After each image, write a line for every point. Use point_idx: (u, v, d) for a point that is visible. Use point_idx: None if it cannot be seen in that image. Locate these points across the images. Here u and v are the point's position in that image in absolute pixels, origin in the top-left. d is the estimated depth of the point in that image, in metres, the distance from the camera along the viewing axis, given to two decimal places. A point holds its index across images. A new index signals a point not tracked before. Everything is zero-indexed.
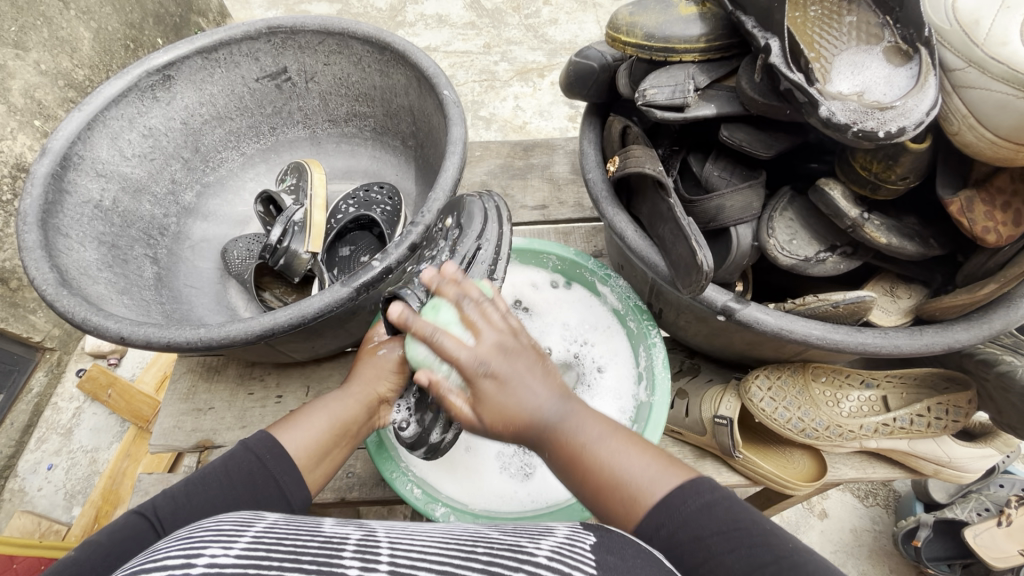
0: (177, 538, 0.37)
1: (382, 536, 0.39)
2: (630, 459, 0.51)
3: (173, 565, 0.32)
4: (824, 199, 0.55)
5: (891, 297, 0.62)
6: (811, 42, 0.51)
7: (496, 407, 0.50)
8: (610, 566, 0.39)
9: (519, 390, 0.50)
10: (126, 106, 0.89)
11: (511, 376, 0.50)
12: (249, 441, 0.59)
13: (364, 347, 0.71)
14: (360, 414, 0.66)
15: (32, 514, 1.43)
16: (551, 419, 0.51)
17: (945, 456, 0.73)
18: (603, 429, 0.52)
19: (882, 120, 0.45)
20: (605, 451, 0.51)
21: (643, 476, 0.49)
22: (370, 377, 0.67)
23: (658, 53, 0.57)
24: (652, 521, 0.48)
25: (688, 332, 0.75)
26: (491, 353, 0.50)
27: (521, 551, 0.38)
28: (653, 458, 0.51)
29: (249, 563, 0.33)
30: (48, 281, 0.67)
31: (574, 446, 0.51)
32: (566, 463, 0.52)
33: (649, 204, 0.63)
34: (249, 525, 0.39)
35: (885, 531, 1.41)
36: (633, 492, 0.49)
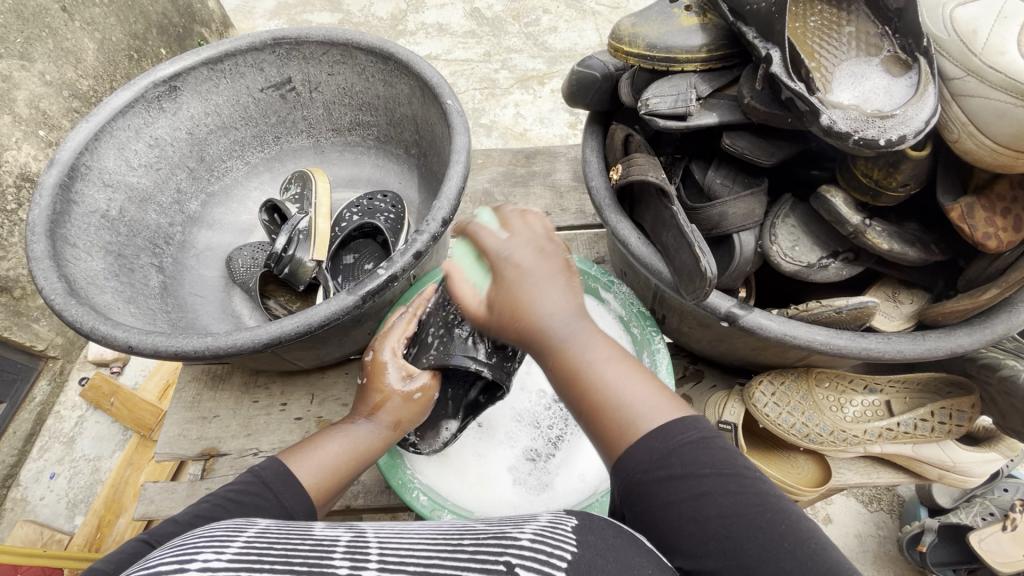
0: (171, 545, 0.38)
1: (371, 536, 0.39)
2: (630, 387, 0.44)
3: (165, 571, 0.32)
4: (827, 206, 0.55)
5: (893, 302, 0.62)
6: (811, 52, 0.52)
7: (510, 284, 0.47)
8: (591, 544, 0.38)
9: (528, 275, 0.47)
10: (133, 116, 0.90)
11: (532, 273, 0.47)
12: (263, 466, 0.58)
13: (388, 379, 0.66)
14: (381, 447, 0.66)
15: (35, 523, 1.42)
16: (560, 330, 0.46)
17: (950, 461, 0.73)
18: (609, 353, 0.46)
19: (882, 129, 0.46)
20: (601, 372, 0.45)
21: (637, 407, 0.43)
22: (395, 416, 0.65)
23: (659, 63, 0.57)
24: (644, 450, 0.42)
25: (692, 337, 0.76)
26: (523, 245, 0.48)
27: (505, 536, 0.39)
28: (655, 387, 0.45)
29: (242, 565, 0.33)
30: (56, 290, 0.67)
31: (576, 363, 0.46)
32: (560, 375, 0.46)
33: (652, 211, 0.64)
34: (240, 530, 0.39)
35: (889, 536, 1.41)
36: (623, 421, 0.43)
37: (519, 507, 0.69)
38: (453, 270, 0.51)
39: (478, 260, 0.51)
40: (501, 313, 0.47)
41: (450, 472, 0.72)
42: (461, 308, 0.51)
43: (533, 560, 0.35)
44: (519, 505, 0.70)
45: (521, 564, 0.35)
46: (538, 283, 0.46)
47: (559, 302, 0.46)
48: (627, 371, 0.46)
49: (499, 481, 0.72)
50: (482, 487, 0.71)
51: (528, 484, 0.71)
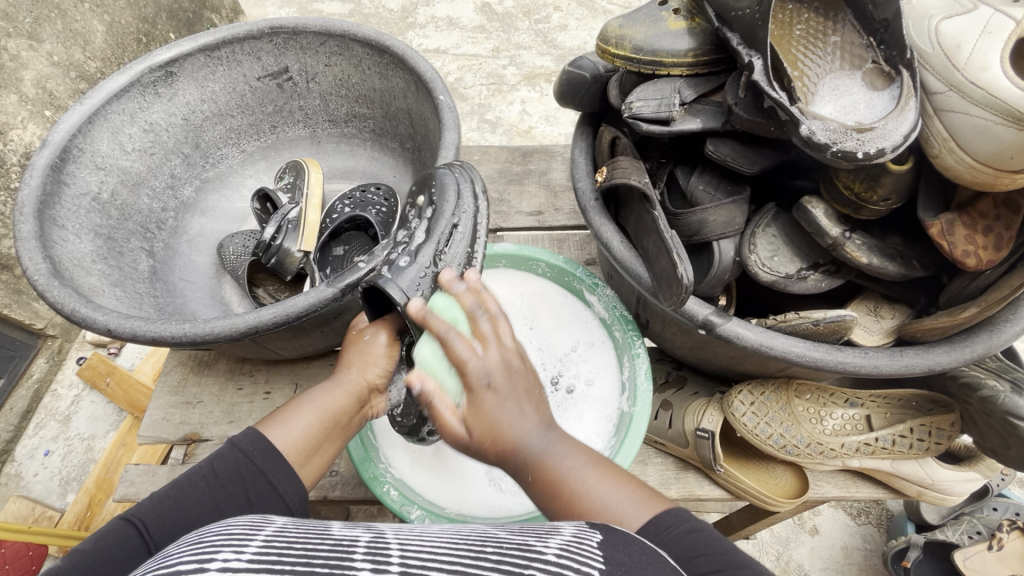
0: (187, 542, 0.38)
1: (390, 539, 0.40)
2: (607, 490, 0.49)
3: (185, 570, 0.32)
4: (807, 217, 0.54)
5: (874, 317, 0.62)
6: (794, 60, 0.51)
7: (482, 415, 0.49)
8: (620, 562, 0.39)
9: (498, 413, 0.49)
10: (128, 100, 0.90)
11: (504, 395, 0.50)
12: (236, 437, 0.60)
13: (352, 334, 0.70)
14: (349, 404, 0.65)
15: (28, 499, 1.45)
16: (535, 450, 0.50)
17: (928, 478, 0.73)
18: (582, 461, 0.51)
19: (861, 141, 0.45)
20: (584, 484, 0.50)
21: (618, 506, 0.48)
22: (354, 365, 0.66)
23: (645, 65, 0.57)
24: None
25: (674, 343, 0.75)
26: (494, 365, 0.50)
27: (530, 548, 0.39)
28: (629, 489, 0.50)
29: (262, 565, 0.34)
30: (40, 271, 0.68)
31: (556, 476, 0.50)
32: (545, 493, 0.50)
33: (635, 216, 0.64)
34: (257, 528, 0.40)
35: (876, 550, 1.41)
36: (610, 526, 0.48)
37: (490, 508, 0.69)
38: (428, 386, 0.51)
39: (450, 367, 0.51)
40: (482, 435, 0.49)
41: (423, 470, 0.72)
42: (436, 421, 0.51)
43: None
44: (492, 504, 0.70)
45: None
46: (505, 409, 0.49)
47: (526, 423, 0.50)
48: (598, 473, 0.51)
49: (472, 481, 0.71)
50: (454, 486, 0.71)
51: (501, 485, 0.71)
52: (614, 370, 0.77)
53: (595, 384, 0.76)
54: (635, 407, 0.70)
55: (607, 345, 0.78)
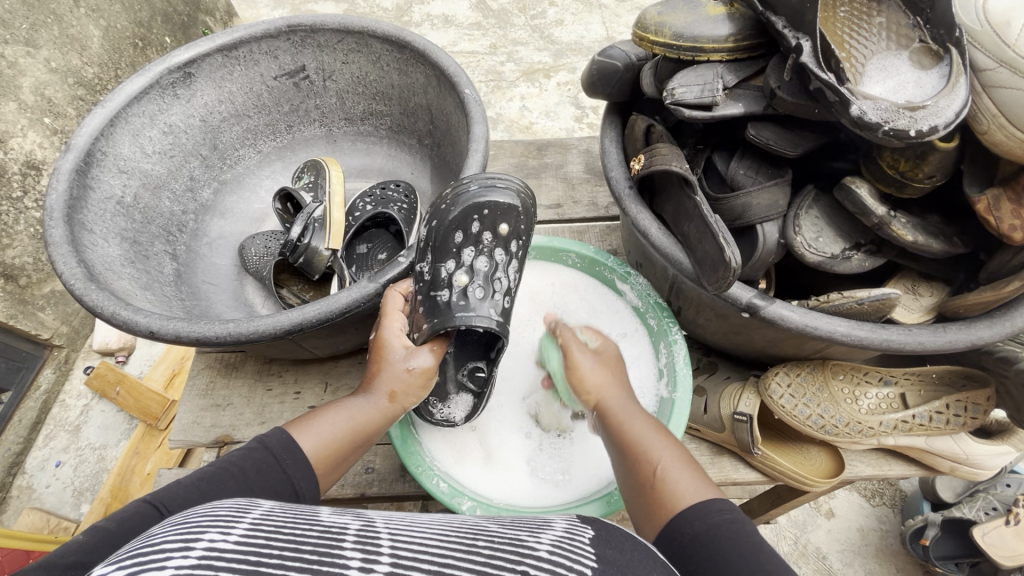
0: (172, 522, 0.38)
1: (380, 527, 0.40)
2: (676, 465, 0.54)
3: (169, 549, 0.33)
4: (851, 197, 0.55)
5: (913, 295, 0.62)
6: (842, 42, 0.51)
7: (603, 366, 0.65)
8: (610, 557, 0.41)
9: (609, 372, 0.65)
10: (147, 102, 0.89)
11: (609, 375, 0.64)
12: (268, 436, 0.59)
13: (388, 350, 0.65)
14: (379, 423, 0.64)
15: (41, 511, 1.43)
16: (618, 407, 0.62)
17: (963, 453, 0.74)
18: (659, 439, 0.57)
19: (913, 119, 0.46)
20: (655, 447, 0.56)
21: (684, 484, 0.52)
22: (394, 390, 0.63)
23: (685, 52, 0.57)
24: (688, 519, 0.49)
25: (708, 329, 0.76)
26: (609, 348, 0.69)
27: (522, 544, 0.41)
28: (701, 476, 0.53)
29: (249, 549, 0.34)
30: (76, 276, 0.67)
31: (631, 438, 0.58)
32: (623, 446, 0.58)
33: (673, 202, 0.64)
34: (244, 512, 0.40)
35: (892, 530, 1.43)
36: (674, 494, 0.52)
37: (537, 497, 0.69)
38: (568, 340, 0.67)
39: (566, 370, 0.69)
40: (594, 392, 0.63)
41: (466, 462, 0.72)
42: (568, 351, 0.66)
43: (549, 571, 0.37)
44: (538, 493, 0.70)
45: (537, 572, 0.37)
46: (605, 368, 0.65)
47: (618, 389, 0.64)
48: (672, 447, 0.57)
49: (516, 471, 0.72)
50: (497, 476, 0.71)
51: (544, 474, 0.71)
52: (650, 357, 0.77)
53: (631, 372, 0.77)
54: (676, 392, 0.71)
55: (641, 333, 0.79)
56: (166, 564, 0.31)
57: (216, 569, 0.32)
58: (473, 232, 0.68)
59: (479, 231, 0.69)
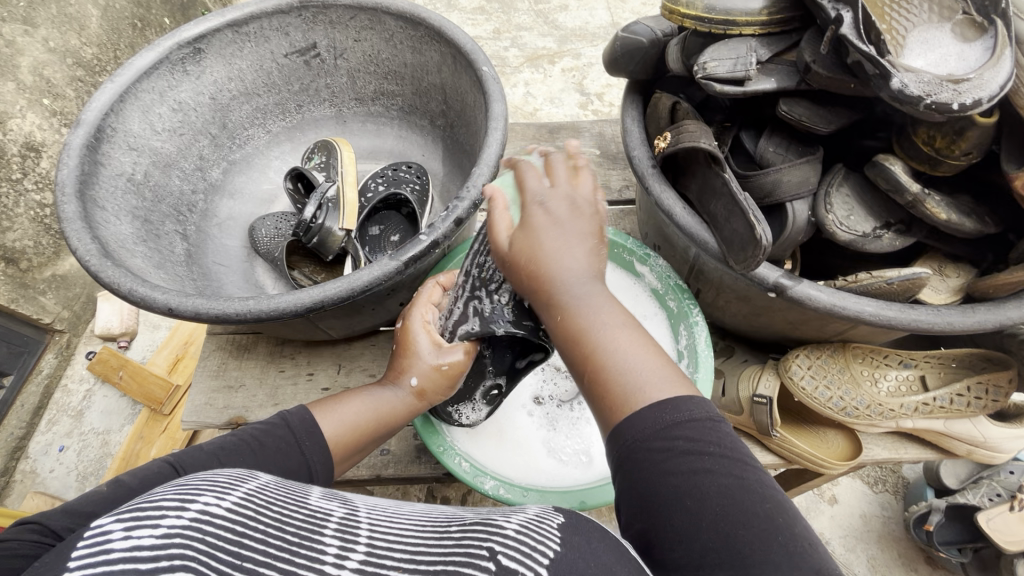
0: (173, 483, 0.37)
1: (362, 516, 0.39)
2: (637, 359, 0.46)
3: (165, 507, 0.32)
4: (884, 174, 0.54)
5: (940, 276, 0.62)
6: (882, 13, 0.49)
7: (528, 234, 0.51)
8: (576, 545, 0.38)
9: (545, 234, 0.50)
10: (157, 78, 0.87)
11: (561, 224, 0.50)
12: (290, 413, 0.61)
13: (412, 343, 0.65)
14: (403, 414, 0.66)
15: (45, 495, 1.43)
16: (573, 293, 0.48)
17: (981, 436, 0.74)
18: (616, 321, 0.48)
19: (957, 92, 0.45)
20: (612, 342, 0.47)
21: (642, 376, 0.45)
22: (421, 384, 0.64)
23: (717, 26, 0.56)
24: (641, 422, 0.43)
25: (728, 311, 0.76)
26: (557, 195, 0.52)
27: (490, 524, 0.38)
28: (667, 370, 0.46)
29: (237, 518, 0.33)
30: (91, 252, 0.66)
31: (579, 325, 0.48)
32: (567, 337, 0.49)
33: (700, 181, 0.64)
34: (242, 481, 0.38)
35: (895, 516, 1.44)
36: (626, 391, 0.45)
37: (558, 477, 0.69)
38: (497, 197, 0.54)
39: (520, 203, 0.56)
40: (519, 250, 0.51)
41: (484, 443, 0.72)
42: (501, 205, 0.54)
43: (517, 550, 0.35)
44: (559, 473, 0.70)
45: (504, 552, 0.35)
46: (552, 232, 0.50)
47: (575, 263, 0.49)
48: (635, 339, 0.47)
49: (535, 453, 0.72)
50: (516, 457, 0.71)
51: (563, 455, 0.71)
52: (670, 340, 0.77)
53: None
54: (698, 373, 0.71)
55: (660, 316, 0.78)
56: (159, 522, 0.30)
57: (204, 534, 0.31)
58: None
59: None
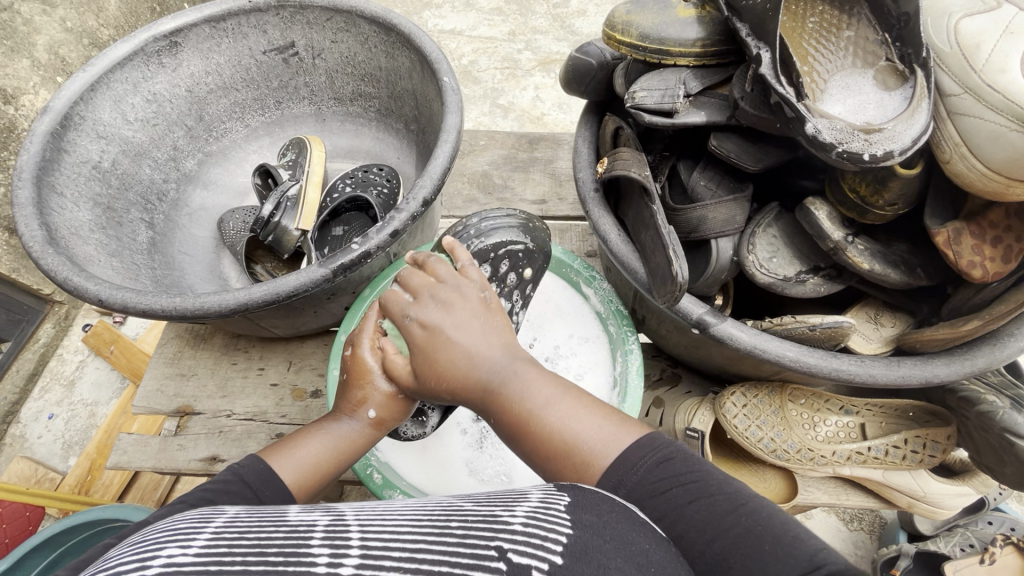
0: (131, 543, 0.36)
1: (350, 520, 0.38)
2: (580, 418, 0.46)
3: (125, 571, 0.31)
4: (810, 220, 0.53)
5: (874, 325, 0.60)
6: (804, 54, 0.49)
7: (441, 323, 0.51)
8: (589, 524, 0.37)
9: (459, 326, 0.51)
10: (131, 69, 0.89)
11: (445, 326, 0.51)
12: (239, 466, 0.51)
13: (367, 369, 0.55)
14: (368, 444, 0.57)
15: (30, 461, 1.48)
16: (496, 371, 0.49)
17: (920, 490, 0.72)
18: (554, 393, 0.48)
19: (868, 142, 0.44)
20: (555, 414, 0.46)
21: (595, 437, 0.45)
22: (382, 413, 0.55)
23: (652, 54, 0.55)
24: (612, 479, 0.43)
25: (669, 341, 0.74)
26: (467, 284, 0.54)
27: (492, 519, 0.37)
28: (611, 420, 0.46)
29: (210, 559, 0.33)
30: (35, 238, 0.68)
31: (520, 408, 0.47)
32: (510, 430, 0.48)
33: (634, 209, 0.62)
34: (207, 521, 0.38)
35: (866, 556, 1.40)
36: (586, 454, 0.44)
37: None
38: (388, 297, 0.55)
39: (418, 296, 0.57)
40: (433, 350, 0.50)
41: (406, 453, 0.72)
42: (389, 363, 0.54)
43: (527, 545, 0.35)
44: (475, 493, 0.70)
45: (514, 549, 0.35)
46: (465, 328, 0.51)
47: (490, 346, 0.50)
48: (581, 408, 0.47)
49: (455, 469, 0.71)
50: (436, 471, 0.71)
51: (482, 475, 0.71)
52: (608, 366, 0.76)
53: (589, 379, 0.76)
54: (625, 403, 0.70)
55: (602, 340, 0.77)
56: None
57: None
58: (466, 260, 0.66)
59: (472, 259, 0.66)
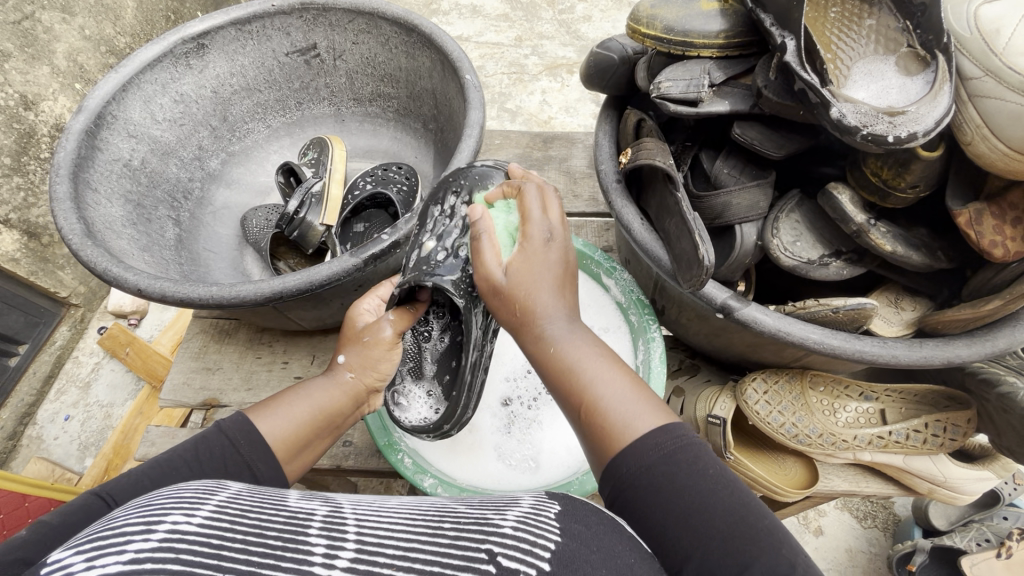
0: (136, 505, 0.36)
1: (348, 512, 0.38)
2: (618, 388, 0.46)
3: (130, 532, 0.31)
4: (833, 204, 0.54)
5: (895, 308, 0.61)
6: (828, 43, 0.51)
7: (528, 270, 0.49)
8: (576, 533, 0.39)
9: (540, 270, 0.49)
10: (160, 70, 0.92)
11: (544, 262, 0.50)
12: (222, 422, 0.57)
13: (351, 329, 0.66)
14: (342, 403, 0.63)
15: (47, 461, 1.49)
16: (553, 330, 0.48)
17: (941, 475, 0.72)
18: (595, 352, 0.48)
19: (892, 125, 0.45)
20: (596, 373, 0.46)
21: (625, 406, 0.45)
22: (354, 364, 0.64)
23: (676, 46, 0.57)
24: (636, 456, 0.43)
25: (689, 330, 0.76)
26: (554, 229, 0.51)
27: (487, 521, 0.38)
28: (644, 394, 0.46)
29: (213, 532, 0.33)
30: (74, 231, 0.70)
31: (566, 363, 0.47)
32: (554, 375, 0.48)
33: (657, 198, 0.64)
34: (211, 493, 0.38)
35: (881, 553, 1.39)
36: (615, 423, 0.44)
37: (502, 481, 0.70)
38: (484, 222, 0.53)
39: (512, 234, 0.55)
40: (517, 292, 0.49)
41: (434, 440, 0.74)
42: (475, 262, 0.52)
43: (517, 549, 0.35)
44: (503, 479, 0.71)
45: (503, 553, 0.35)
46: (541, 273, 0.49)
47: (555, 298, 0.49)
48: (619, 374, 0.47)
49: (483, 455, 0.73)
50: (465, 457, 0.72)
51: (511, 460, 0.72)
52: (630, 354, 0.77)
53: None
54: None
55: (623, 330, 0.79)
56: (124, 549, 0.30)
57: (177, 552, 0.30)
58: (451, 204, 0.68)
59: (456, 205, 0.67)
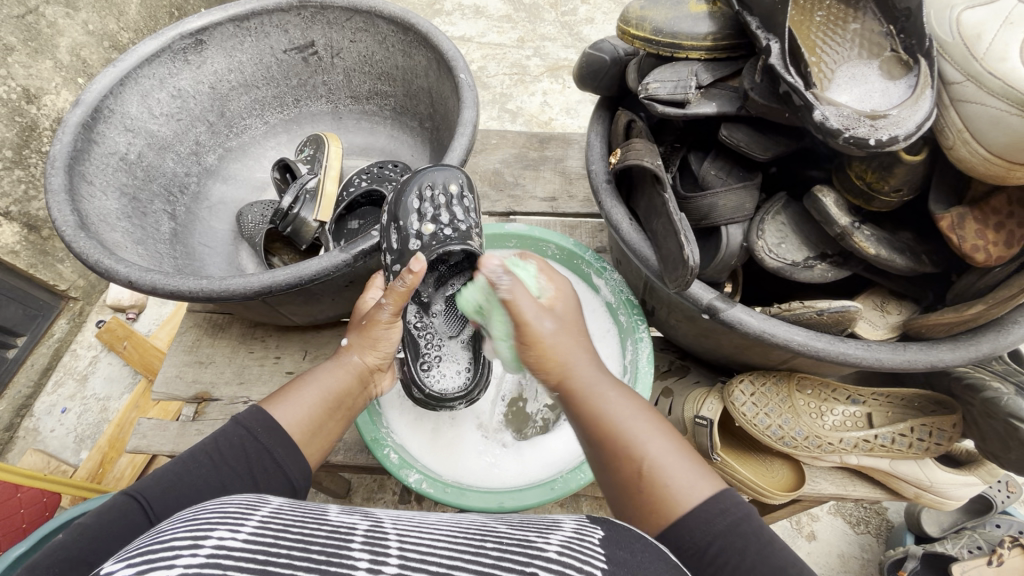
0: (182, 520, 0.38)
1: (388, 527, 0.40)
2: (673, 457, 0.48)
3: (179, 547, 0.33)
4: (817, 206, 0.55)
5: (880, 312, 0.61)
6: (813, 46, 0.52)
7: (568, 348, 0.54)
8: (622, 560, 0.39)
9: (581, 355, 0.54)
10: (158, 65, 0.93)
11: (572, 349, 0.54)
12: (239, 415, 0.58)
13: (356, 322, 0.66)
14: (350, 385, 0.64)
15: (43, 453, 1.50)
16: (596, 386, 0.53)
17: (927, 480, 0.72)
18: (641, 415, 0.51)
19: (873, 128, 0.46)
20: (654, 449, 0.48)
21: (683, 480, 0.47)
22: (354, 346, 0.64)
23: (664, 48, 0.57)
24: (696, 528, 0.45)
25: (679, 330, 0.75)
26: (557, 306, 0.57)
27: (531, 545, 0.39)
28: (693, 461, 0.49)
29: (257, 547, 0.34)
30: (68, 223, 0.70)
31: (611, 424, 0.50)
32: (597, 434, 0.51)
33: (646, 198, 0.64)
34: (253, 509, 0.40)
35: (873, 559, 1.39)
36: (672, 496, 0.46)
37: (487, 479, 0.70)
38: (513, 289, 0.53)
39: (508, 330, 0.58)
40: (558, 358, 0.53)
41: (419, 436, 0.74)
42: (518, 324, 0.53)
43: (561, 572, 0.36)
44: (487, 476, 0.71)
45: (549, 574, 0.36)
46: (582, 359, 0.54)
47: (593, 371, 0.53)
48: (662, 434, 0.50)
49: (468, 451, 0.73)
50: (449, 454, 0.73)
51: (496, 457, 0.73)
52: (618, 354, 0.78)
53: None
54: (635, 389, 0.71)
55: (612, 330, 0.79)
56: (173, 564, 0.32)
57: (223, 569, 0.32)
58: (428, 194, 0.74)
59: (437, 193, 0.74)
